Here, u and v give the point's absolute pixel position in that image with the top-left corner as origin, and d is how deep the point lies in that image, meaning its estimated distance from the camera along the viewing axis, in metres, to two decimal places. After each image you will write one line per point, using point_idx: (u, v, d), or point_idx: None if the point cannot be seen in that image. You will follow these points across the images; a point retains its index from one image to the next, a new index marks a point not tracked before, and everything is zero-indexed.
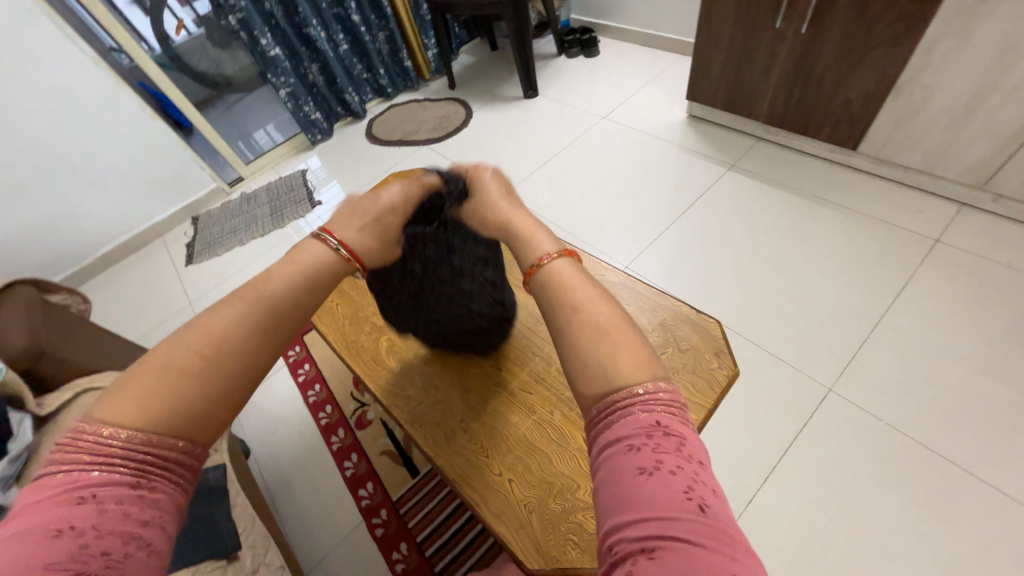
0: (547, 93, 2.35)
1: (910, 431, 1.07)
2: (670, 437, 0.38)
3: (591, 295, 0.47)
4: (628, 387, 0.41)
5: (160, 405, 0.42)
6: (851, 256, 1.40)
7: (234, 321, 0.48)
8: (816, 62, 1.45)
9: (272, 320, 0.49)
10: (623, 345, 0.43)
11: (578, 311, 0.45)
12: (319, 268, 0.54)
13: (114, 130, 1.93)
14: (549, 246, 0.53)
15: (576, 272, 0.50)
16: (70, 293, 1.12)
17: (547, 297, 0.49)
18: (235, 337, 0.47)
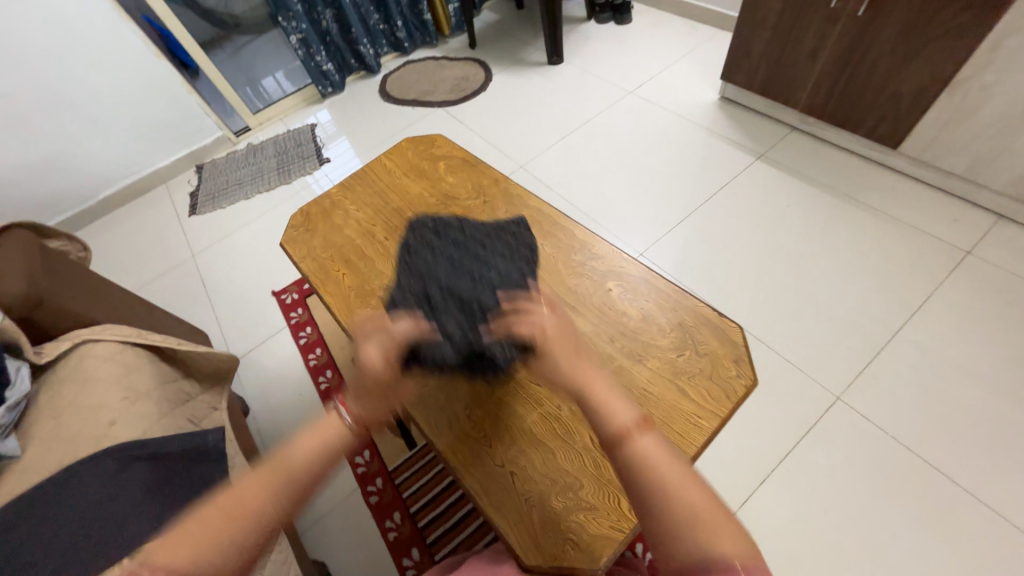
0: (573, 61, 2.22)
1: (916, 446, 1.06)
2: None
3: (679, 476, 0.45)
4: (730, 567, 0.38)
5: (198, 552, 0.49)
6: (877, 262, 1.35)
7: (269, 484, 0.56)
8: (867, 49, 1.35)
9: (296, 481, 0.58)
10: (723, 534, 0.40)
11: (671, 498, 0.44)
12: (333, 437, 0.63)
13: (117, 67, 1.84)
14: (624, 411, 0.51)
15: (659, 450, 0.48)
16: (69, 240, 1.09)
17: (630, 475, 0.47)
18: (265, 500, 0.55)
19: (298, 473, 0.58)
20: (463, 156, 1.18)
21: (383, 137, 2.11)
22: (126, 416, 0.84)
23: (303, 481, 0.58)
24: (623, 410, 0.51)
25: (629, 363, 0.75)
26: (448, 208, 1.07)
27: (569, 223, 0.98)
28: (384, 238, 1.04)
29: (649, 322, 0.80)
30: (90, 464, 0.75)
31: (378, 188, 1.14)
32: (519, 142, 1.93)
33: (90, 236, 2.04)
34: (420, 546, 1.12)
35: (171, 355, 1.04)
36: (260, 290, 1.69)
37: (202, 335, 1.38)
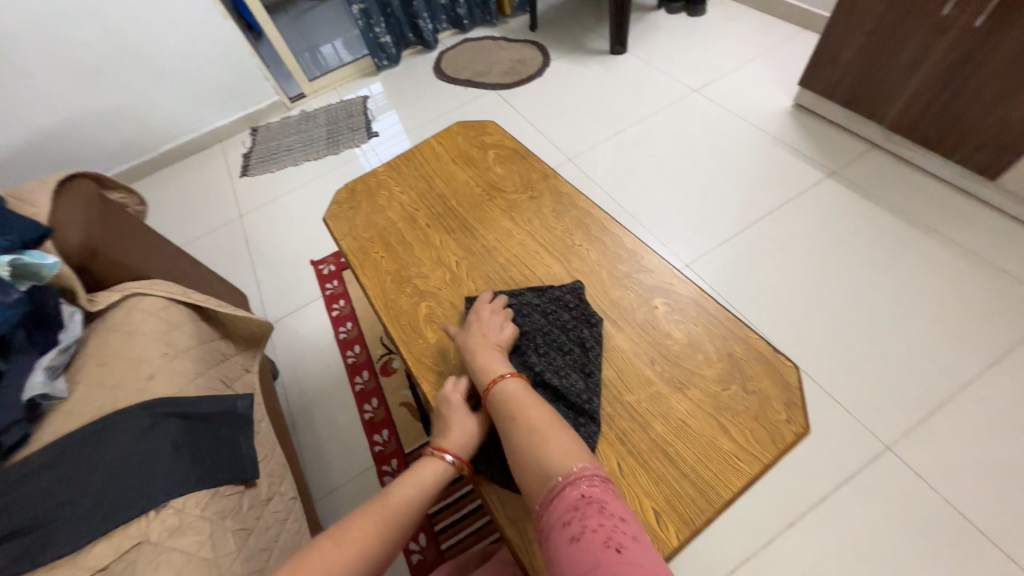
0: (636, 52, 2.11)
1: (973, 514, 0.96)
2: (594, 499, 0.49)
3: (528, 407, 0.61)
4: (563, 473, 0.53)
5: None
6: (954, 304, 1.22)
7: (372, 527, 0.55)
8: (979, 63, 1.19)
9: (397, 525, 0.57)
10: (563, 448, 0.55)
11: (522, 420, 0.59)
12: (436, 481, 0.62)
13: (186, 25, 1.88)
14: (500, 369, 0.67)
15: (522, 391, 0.63)
16: (128, 192, 1.13)
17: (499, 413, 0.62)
18: (372, 545, 0.54)
19: (399, 514, 0.57)
20: (513, 147, 1.14)
21: (433, 115, 2.08)
22: (164, 372, 0.87)
23: (404, 524, 0.57)
24: (498, 367, 0.67)
25: (670, 390, 0.71)
26: (492, 200, 1.03)
27: (618, 230, 0.93)
28: (425, 224, 1.02)
29: (695, 348, 0.74)
30: (126, 415, 0.78)
31: (423, 171, 1.12)
32: (571, 133, 1.86)
33: (148, 186, 2.13)
34: (428, 532, 1.08)
35: (210, 316, 1.06)
36: (300, 257, 1.73)
37: (242, 296, 1.42)
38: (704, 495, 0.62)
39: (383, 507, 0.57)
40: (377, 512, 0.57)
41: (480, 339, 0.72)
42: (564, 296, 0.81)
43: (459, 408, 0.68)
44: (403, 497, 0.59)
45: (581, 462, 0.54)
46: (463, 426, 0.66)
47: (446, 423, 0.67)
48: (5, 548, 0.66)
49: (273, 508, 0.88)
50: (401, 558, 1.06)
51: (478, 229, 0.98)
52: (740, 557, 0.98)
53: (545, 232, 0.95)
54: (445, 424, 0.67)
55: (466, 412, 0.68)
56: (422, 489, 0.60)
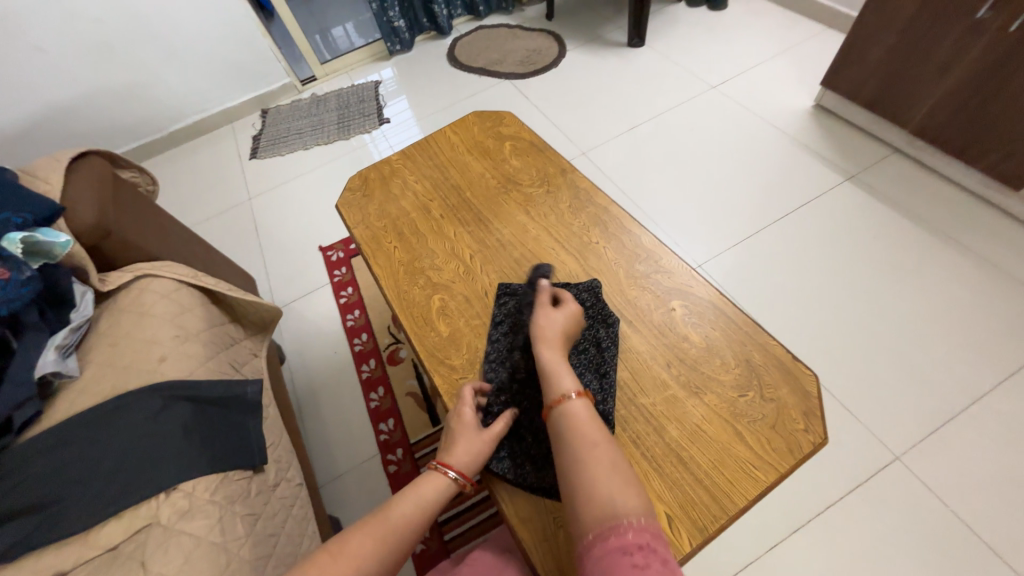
0: (654, 45, 2.07)
1: (980, 528, 0.96)
2: (657, 554, 0.45)
3: (596, 436, 0.54)
4: (627, 516, 0.47)
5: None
6: (971, 314, 1.20)
7: (369, 545, 0.54)
8: (1014, 69, 1.16)
9: (395, 544, 0.55)
10: (628, 491, 0.50)
11: (589, 447, 0.53)
12: (438, 498, 0.60)
13: (199, 2, 1.85)
14: (570, 383, 0.59)
15: (588, 415, 0.56)
16: (140, 171, 1.12)
17: (562, 431, 0.56)
18: (368, 564, 0.52)
19: (399, 532, 0.56)
20: (530, 139, 1.12)
21: (446, 103, 2.06)
22: (175, 355, 0.86)
23: (403, 542, 0.56)
24: (568, 381, 0.60)
25: (686, 394, 0.70)
26: (508, 193, 1.02)
27: (637, 228, 0.91)
28: (439, 216, 1.00)
29: (712, 353, 0.74)
30: (137, 397, 0.78)
31: (438, 161, 1.10)
32: (585, 127, 1.83)
33: (157, 166, 2.12)
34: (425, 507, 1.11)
35: (219, 300, 1.05)
36: (308, 243, 1.72)
37: (251, 280, 1.41)
38: (718, 502, 0.61)
39: (382, 523, 0.56)
40: (377, 528, 0.55)
41: (553, 343, 0.65)
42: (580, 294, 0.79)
43: (467, 420, 0.66)
44: (404, 514, 0.57)
45: (646, 513, 0.48)
46: (467, 443, 0.64)
47: (451, 437, 0.66)
48: (18, 525, 0.67)
49: (280, 493, 0.88)
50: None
51: (493, 223, 0.97)
52: (742, 560, 0.98)
53: (562, 227, 0.93)
54: (451, 439, 0.65)
55: (472, 425, 0.66)
56: (422, 507, 0.59)
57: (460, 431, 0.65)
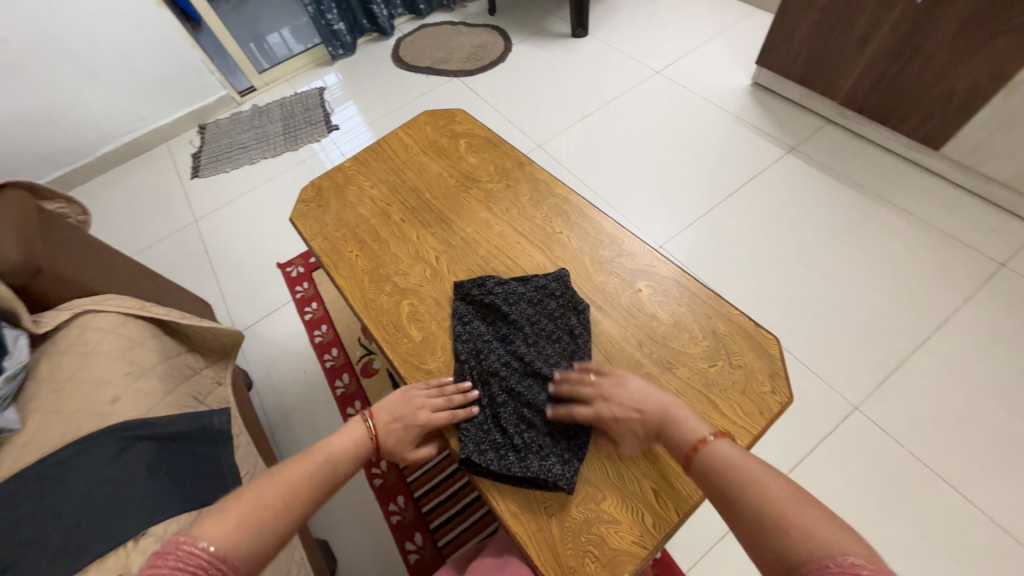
0: (597, 35, 2.10)
1: (933, 461, 1.04)
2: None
3: (759, 472, 0.49)
4: (825, 553, 0.40)
5: (238, 534, 0.51)
6: (908, 268, 1.30)
7: (301, 474, 0.59)
8: (926, 37, 1.25)
9: (326, 473, 0.61)
10: (814, 523, 0.43)
11: (748, 486, 0.48)
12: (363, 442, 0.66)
13: (115, 13, 1.72)
14: (704, 427, 0.57)
15: (740, 455, 0.52)
16: (67, 202, 1.03)
17: (717, 479, 0.52)
18: (303, 488, 0.58)
19: (330, 465, 0.62)
20: (484, 135, 1.11)
21: (395, 105, 2.02)
22: (130, 394, 0.81)
23: (335, 471, 0.62)
24: (700, 427, 0.57)
25: (659, 370, 0.72)
26: (468, 191, 1.01)
27: (598, 215, 0.93)
28: (400, 219, 0.98)
29: (680, 328, 0.76)
30: (92, 443, 0.72)
31: (394, 164, 1.08)
32: (538, 119, 1.84)
33: (86, 194, 1.97)
34: (407, 496, 1.12)
35: (173, 329, 0.99)
36: (264, 261, 1.64)
37: (206, 305, 1.34)
38: None
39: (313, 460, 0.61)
40: (307, 462, 0.61)
41: (654, 392, 0.63)
42: (548, 281, 0.82)
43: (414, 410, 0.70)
44: (335, 450, 0.63)
45: (854, 553, 0.40)
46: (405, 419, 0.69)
47: (397, 406, 0.70)
48: None
49: None
50: (383, 520, 1.10)
51: (455, 221, 0.96)
52: None
53: (525, 221, 0.94)
54: (396, 408, 0.70)
55: (418, 416, 0.69)
56: (351, 448, 0.64)
57: (409, 409, 0.70)
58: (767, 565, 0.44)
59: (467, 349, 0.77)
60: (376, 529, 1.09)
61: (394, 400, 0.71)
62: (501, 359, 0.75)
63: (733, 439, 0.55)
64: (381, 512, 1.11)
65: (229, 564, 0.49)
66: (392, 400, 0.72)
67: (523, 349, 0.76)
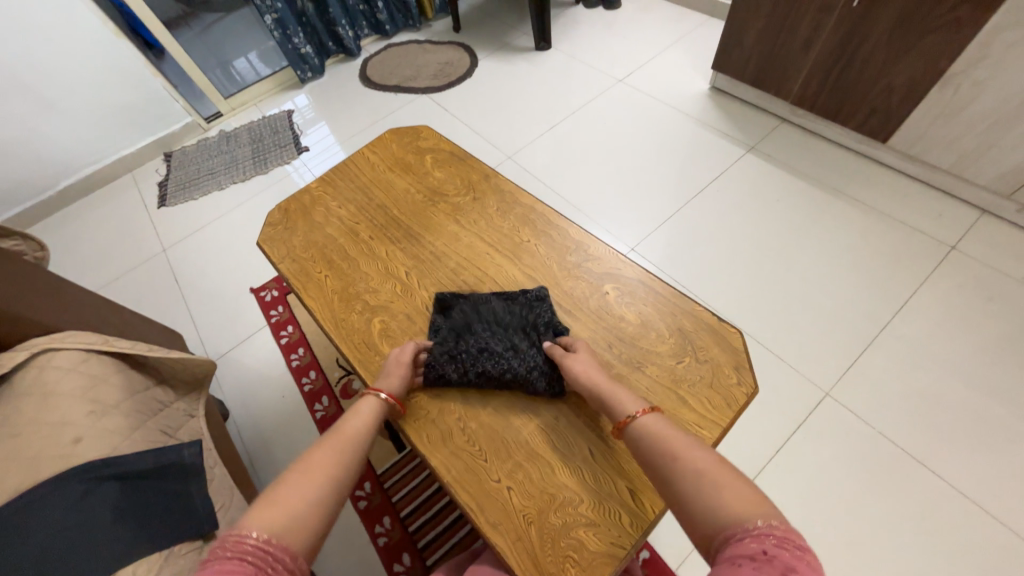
0: (561, 48, 2.15)
1: (902, 440, 1.08)
2: (780, 560, 0.38)
3: (687, 443, 0.52)
4: (739, 519, 0.43)
5: (283, 516, 0.50)
6: (866, 256, 1.35)
7: (332, 454, 0.58)
8: (864, 38, 1.32)
9: (354, 446, 0.61)
10: (733, 492, 0.45)
11: (676, 459, 0.51)
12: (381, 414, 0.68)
13: (71, 45, 1.69)
14: (634, 403, 0.61)
15: (668, 427, 0.55)
16: (23, 238, 0.99)
17: (645, 452, 0.55)
18: (336, 467, 0.57)
19: (356, 439, 0.62)
20: (450, 150, 1.13)
21: (365, 124, 2.02)
22: (93, 433, 0.78)
23: (361, 445, 0.62)
24: (631, 403, 0.61)
25: (629, 370, 0.73)
26: (435, 205, 1.02)
27: (564, 223, 0.94)
28: (368, 237, 0.98)
29: (648, 328, 0.78)
30: (53, 486, 0.69)
31: (361, 183, 1.08)
32: (507, 132, 1.87)
33: (46, 229, 1.90)
34: (392, 516, 1.10)
35: (141, 362, 0.96)
36: (237, 287, 1.62)
37: (176, 335, 1.31)
38: None
39: (338, 440, 0.61)
40: (333, 441, 0.61)
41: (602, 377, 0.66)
42: (534, 305, 0.81)
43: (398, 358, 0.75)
44: (354, 428, 0.63)
45: (767, 515, 0.43)
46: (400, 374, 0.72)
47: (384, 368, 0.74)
48: None
49: None
50: (368, 543, 1.07)
51: (424, 236, 0.97)
52: None
53: (493, 232, 0.95)
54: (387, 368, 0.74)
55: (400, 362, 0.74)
56: (367, 418, 0.65)
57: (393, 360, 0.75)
58: (689, 532, 0.47)
59: (445, 358, 0.76)
60: (362, 553, 1.07)
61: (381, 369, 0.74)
62: (478, 371, 0.74)
63: (662, 413, 0.58)
64: (366, 534, 1.08)
65: (279, 546, 0.47)
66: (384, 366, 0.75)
67: (496, 363, 0.74)
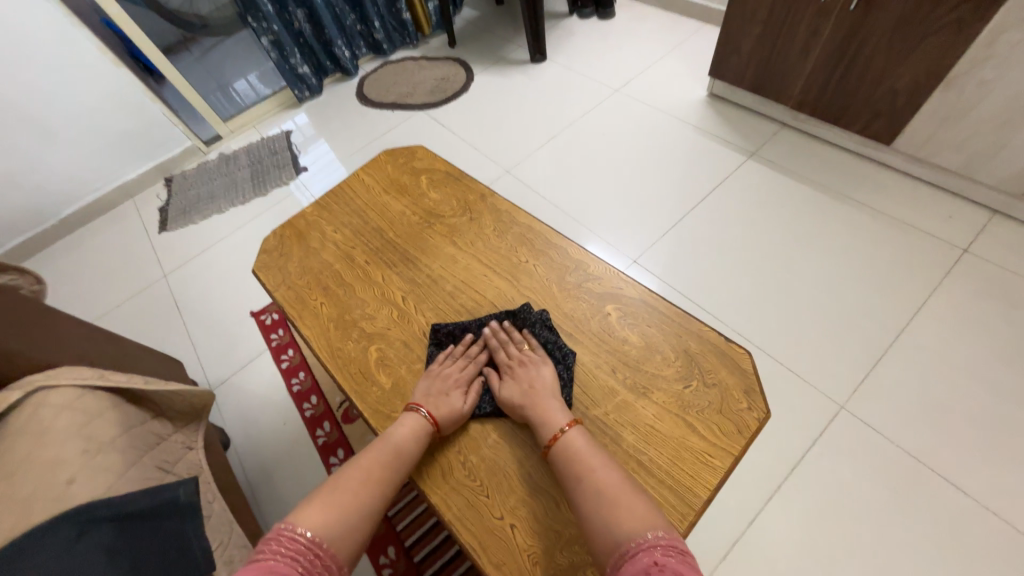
0: (556, 60, 2.15)
1: (924, 455, 1.03)
2: (666, 569, 0.45)
3: (598, 461, 0.58)
4: (635, 537, 0.49)
5: (333, 521, 0.56)
6: (877, 262, 1.32)
7: (384, 463, 0.64)
8: (864, 40, 1.30)
9: (401, 461, 0.65)
10: (636, 510, 0.52)
11: (589, 476, 0.56)
12: (412, 444, 0.67)
13: (70, 75, 1.71)
14: (561, 419, 0.65)
15: (585, 443, 0.61)
16: (19, 272, 0.99)
17: (564, 469, 0.60)
18: (385, 477, 0.63)
19: (405, 454, 0.66)
20: (446, 170, 1.11)
21: (363, 143, 2.02)
22: (86, 472, 0.76)
23: (411, 459, 0.66)
24: (559, 417, 0.65)
25: (634, 397, 0.71)
26: (432, 227, 1.00)
27: (563, 241, 0.92)
28: (364, 262, 0.97)
29: (652, 350, 0.75)
30: (43, 532, 0.67)
31: (355, 207, 1.07)
32: (505, 146, 1.86)
33: (48, 258, 1.91)
34: (397, 545, 1.07)
35: (138, 395, 0.94)
36: (238, 310, 1.61)
37: (176, 364, 1.29)
38: (682, 497, 0.62)
39: (389, 452, 0.65)
40: (386, 449, 0.66)
41: (539, 391, 0.69)
42: (520, 308, 0.82)
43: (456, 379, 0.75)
44: (402, 440, 0.67)
45: (656, 529, 0.50)
46: (451, 398, 0.72)
47: (438, 386, 0.74)
48: None
49: None
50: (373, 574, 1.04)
51: (420, 260, 0.95)
52: (729, 542, 0.99)
53: (491, 253, 0.93)
54: (429, 386, 0.74)
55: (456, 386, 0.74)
56: (417, 438, 0.68)
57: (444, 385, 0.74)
58: (591, 545, 0.52)
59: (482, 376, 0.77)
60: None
61: (433, 368, 0.77)
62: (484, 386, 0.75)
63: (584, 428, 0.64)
64: (371, 565, 1.06)
65: (326, 550, 0.53)
66: (427, 385, 0.74)
67: (527, 370, 0.73)
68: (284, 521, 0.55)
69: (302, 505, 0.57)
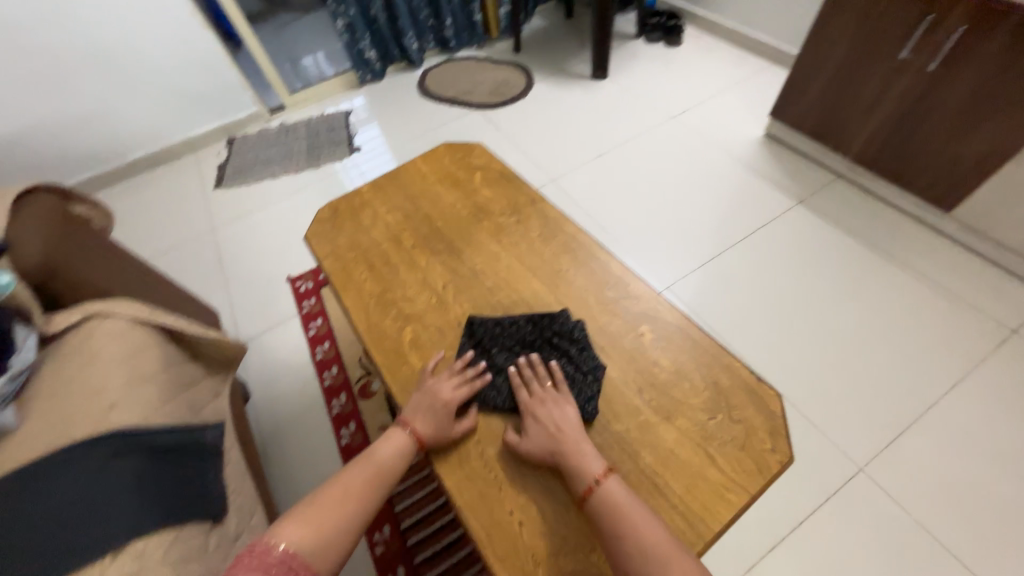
0: (617, 78, 2.18)
1: (940, 533, 1.00)
2: None
3: (641, 513, 0.57)
4: None
5: (312, 535, 0.58)
6: (917, 328, 1.28)
7: (366, 480, 0.66)
8: (936, 103, 1.28)
9: (384, 478, 0.67)
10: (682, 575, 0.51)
11: (634, 532, 0.55)
12: (394, 461, 0.69)
13: (161, 32, 1.83)
14: (595, 465, 0.63)
15: (621, 493, 0.60)
16: (94, 205, 1.06)
17: (603, 520, 0.58)
18: (366, 494, 0.64)
19: (387, 473, 0.68)
20: (500, 170, 1.14)
21: (417, 132, 2.09)
22: (126, 401, 0.80)
23: (393, 476, 0.68)
24: (593, 462, 0.63)
25: (658, 419, 0.71)
26: (480, 223, 1.03)
27: (605, 256, 0.94)
28: (411, 246, 1.00)
29: (681, 377, 0.75)
30: (83, 449, 0.72)
31: (409, 193, 1.11)
32: (554, 155, 1.89)
33: (111, 197, 2.03)
34: (393, 525, 1.09)
35: (179, 337, 1.00)
36: (276, 274, 1.67)
37: (214, 315, 1.36)
38: (693, 526, 0.62)
39: (373, 468, 0.67)
40: (370, 466, 0.68)
41: (573, 428, 0.67)
42: (557, 313, 0.84)
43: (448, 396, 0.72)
44: (387, 457, 0.69)
45: None
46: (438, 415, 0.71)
47: (421, 402, 0.73)
48: None
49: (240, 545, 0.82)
50: (366, 549, 1.07)
51: (464, 252, 0.98)
52: None
53: (533, 257, 0.95)
54: (419, 403, 0.73)
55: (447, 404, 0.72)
56: (401, 454, 0.70)
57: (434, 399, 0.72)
58: None
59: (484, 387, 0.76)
60: (359, 557, 1.06)
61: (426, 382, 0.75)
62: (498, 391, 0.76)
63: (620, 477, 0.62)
64: (365, 539, 1.08)
65: (302, 563, 0.55)
66: (417, 400, 0.73)
67: (550, 411, 0.70)
68: (266, 532, 0.57)
69: (283, 519, 0.59)
